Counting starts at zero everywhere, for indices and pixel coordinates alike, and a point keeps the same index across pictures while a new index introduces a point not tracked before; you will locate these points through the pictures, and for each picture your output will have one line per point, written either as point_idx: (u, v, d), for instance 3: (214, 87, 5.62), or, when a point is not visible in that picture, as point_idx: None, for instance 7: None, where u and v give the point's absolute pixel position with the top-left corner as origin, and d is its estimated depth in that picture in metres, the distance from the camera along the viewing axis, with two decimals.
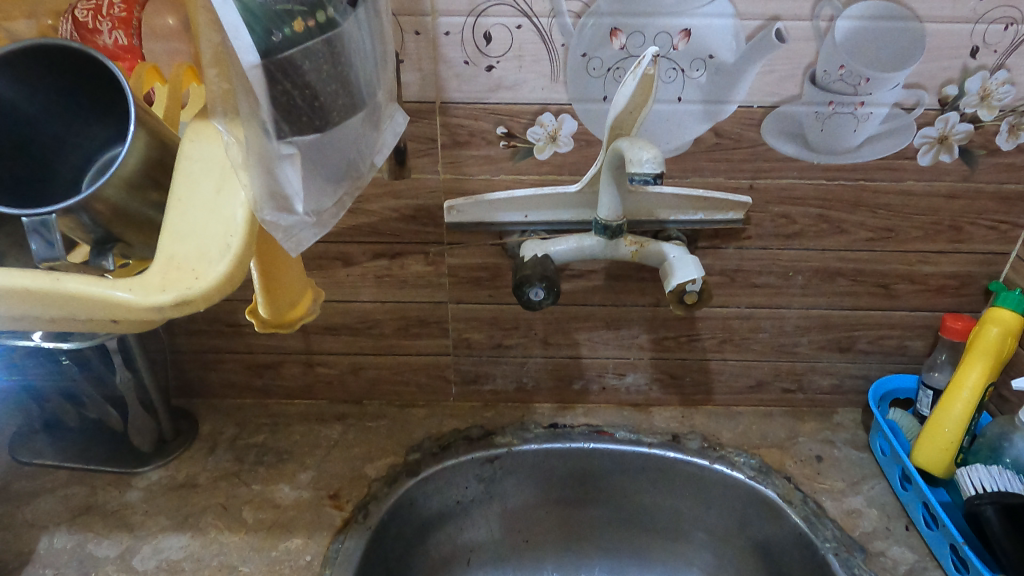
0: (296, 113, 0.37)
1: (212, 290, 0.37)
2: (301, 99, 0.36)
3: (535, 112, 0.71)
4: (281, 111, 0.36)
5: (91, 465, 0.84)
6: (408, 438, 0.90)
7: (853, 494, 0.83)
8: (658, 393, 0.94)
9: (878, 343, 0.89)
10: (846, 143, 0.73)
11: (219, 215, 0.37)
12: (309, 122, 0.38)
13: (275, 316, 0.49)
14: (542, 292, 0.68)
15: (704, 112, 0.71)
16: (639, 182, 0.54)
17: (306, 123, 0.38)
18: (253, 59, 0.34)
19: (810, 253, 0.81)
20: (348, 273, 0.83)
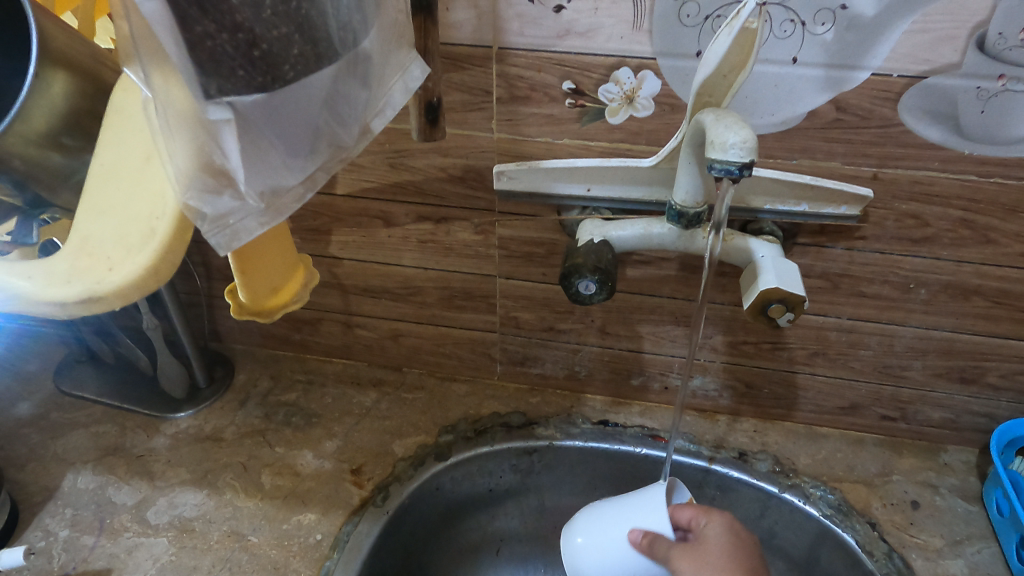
0: (227, 65, 0.33)
1: (128, 283, 0.42)
2: (232, 45, 0.32)
3: (611, 66, 0.58)
4: (203, 58, 0.32)
5: (123, 404, 0.83)
6: (443, 416, 0.83)
7: (952, 557, 0.69)
8: (729, 401, 0.83)
9: (1013, 379, 0.72)
10: (1015, 131, 0.56)
11: (150, 203, 0.43)
12: (247, 78, 0.34)
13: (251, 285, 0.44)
14: (595, 286, 0.57)
15: (826, 79, 0.56)
16: (718, 172, 0.42)
17: (243, 81, 0.34)
18: None
19: (941, 264, 0.65)
20: (389, 235, 0.76)
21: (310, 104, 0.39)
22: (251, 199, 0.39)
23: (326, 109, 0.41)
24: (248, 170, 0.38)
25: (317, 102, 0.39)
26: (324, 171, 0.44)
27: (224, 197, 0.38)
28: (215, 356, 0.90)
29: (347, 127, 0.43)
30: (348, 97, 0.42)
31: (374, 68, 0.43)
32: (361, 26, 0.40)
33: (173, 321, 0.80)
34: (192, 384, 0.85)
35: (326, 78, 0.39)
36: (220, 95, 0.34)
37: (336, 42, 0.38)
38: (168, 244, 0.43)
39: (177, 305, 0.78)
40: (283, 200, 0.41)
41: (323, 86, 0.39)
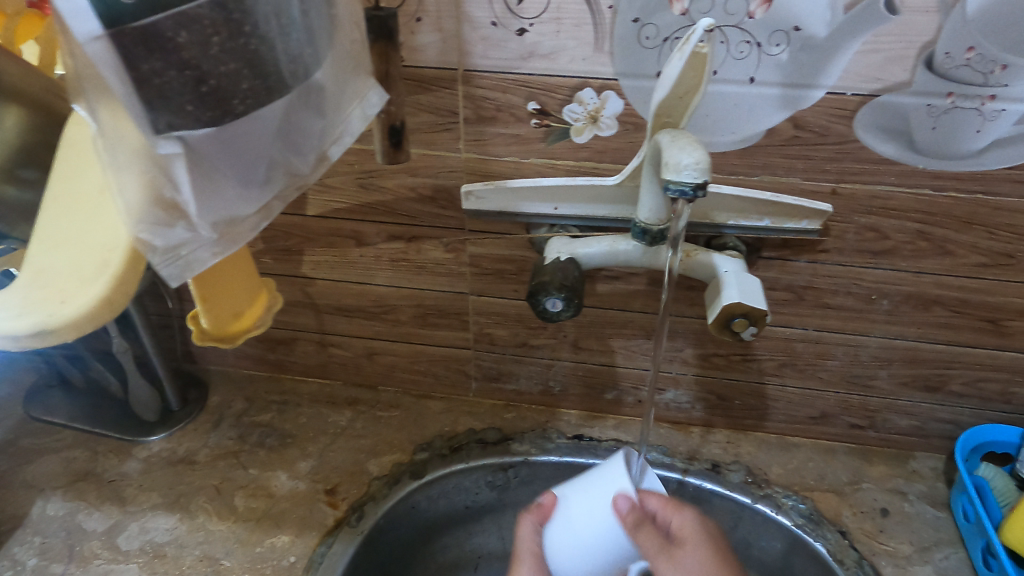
0: (176, 101, 0.34)
1: (86, 311, 0.43)
2: (179, 82, 0.33)
3: (574, 86, 0.59)
4: (151, 95, 0.33)
5: (96, 429, 0.82)
6: (418, 434, 0.83)
7: (921, 563, 0.70)
8: (702, 412, 0.83)
9: (976, 386, 0.74)
10: (966, 147, 0.58)
11: (104, 235, 0.44)
12: (196, 114, 0.35)
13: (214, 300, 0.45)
14: (561, 303, 0.58)
15: (783, 97, 0.57)
16: (674, 193, 0.43)
17: (192, 116, 0.35)
18: (93, 29, 0.31)
19: (902, 275, 0.67)
20: (361, 254, 0.76)
21: (263, 136, 0.40)
22: (203, 229, 0.40)
23: (280, 139, 0.42)
24: (201, 202, 0.39)
25: (271, 135, 0.40)
26: (280, 198, 0.45)
27: (176, 229, 0.40)
28: (188, 379, 0.89)
29: (303, 155, 0.44)
30: (302, 126, 0.43)
31: (330, 97, 0.44)
32: (315, 57, 0.40)
33: (144, 343, 0.80)
34: (165, 407, 0.85)
35: (279, 111, 0.39)
36: (169, 130, 0.35)
37: (287, 75, 0.38)
38: (123, 273, 0.44)
39: (147, 327, 0.78)
40: (237, 228, 0.43)
41: (275, 118, 0.40)
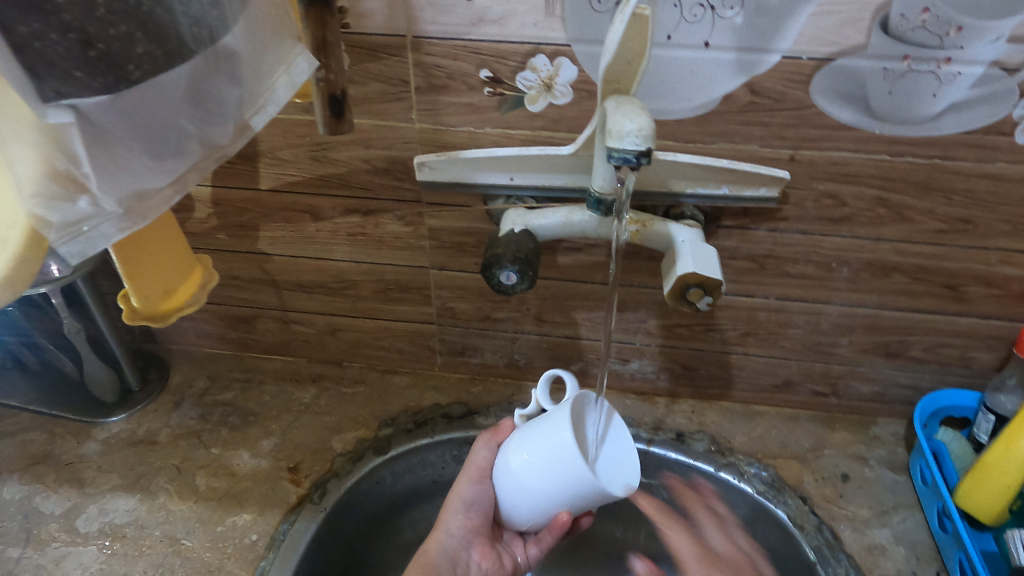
0: (63, 67, 0.34)
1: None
2: (68, 47, 0.34)
3: (526, 53, 0.58)
4: (35, 61, 0.33)
5: (53, 410, 0.81)
6: (383, 409, 0.83)
7: (879, 526, 0.71)
8: (667, 382, 0.84)
9: (936, 352, 0.74)
10: (923, 111, 0.57)
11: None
12: (87, 79, 0.35)
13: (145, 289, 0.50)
14: (516, 275, 0.57)
15: (738, 62, 0.56)
16: (617, 161, 0.43)
17: (82, 82, 0.35)
18: None
19: (860, 242, 0.67)
20: (318, 228, 0.74)
21: (169, 109, 0.41)
22: (108, 205, 0.41)
23: (191, 111, 0.43)
24: (102, 176, 0.40)
25: (175, 102, 0.41)
26: (193, 170, 0.46)
27: (77, 204, 0.40)
28: (148, 359, 0.88)
29: (219, 131, 0.46)
30: (216, 96, 0.44)
31: (244, 68, 0.45)
32: (220, 29, 0.41)
33: (99, 324, 0.78)
34: (124, 387, 0.84)
35: (182, 77, 0.40)
36: (58, 98, 0.35)
37: (189, 40, 0.39)
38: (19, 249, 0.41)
39: (101, 306, 0.76)
40: (147, 203, 0.44)
41: (179, 92, 0.41)
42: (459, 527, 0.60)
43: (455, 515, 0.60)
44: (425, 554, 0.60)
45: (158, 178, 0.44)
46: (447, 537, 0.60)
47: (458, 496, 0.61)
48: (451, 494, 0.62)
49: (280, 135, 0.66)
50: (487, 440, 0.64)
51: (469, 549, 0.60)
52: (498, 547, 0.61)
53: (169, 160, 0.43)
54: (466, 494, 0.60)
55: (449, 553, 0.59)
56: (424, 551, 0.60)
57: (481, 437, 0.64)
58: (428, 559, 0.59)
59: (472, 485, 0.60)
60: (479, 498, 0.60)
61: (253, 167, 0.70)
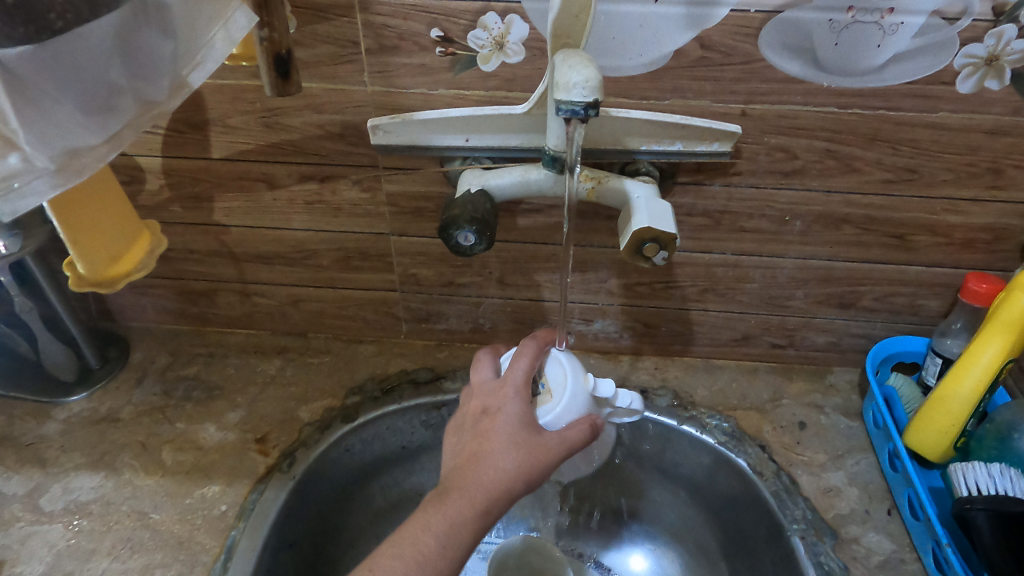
0: None
1: None
2: None
3: (477, 11, 0.57)
4: None
5: (10, 392, 0.79)
6: (350, 378, 0.83)
7: (834, 469, 0.74)
8: (630, 341, 0.85)
9: (886, 301, 0.77)
10: (868, 62, 0.58)
11: None
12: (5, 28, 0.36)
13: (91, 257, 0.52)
14: (473, 236, 0.57)
15: (688, 16, 0.56)
16: (565, 113, 0.43)
17: (2, 32, 0.37)
18: None
19: (812, 195, 0.68)
20: (274, 197, 0.73)
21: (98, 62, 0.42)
22: (39, 160, 0.43)
23: (123, 67, 0.44)
24: (31, 130, 0.41)
25: (100, 57, 0.42)
26: (130, 127, 0.48)
27: (6, 158, 0.42)
28: (107, 337, 0.87)
29: (156, 89, 0.47)
30: (149, 52, 0.45)
31: (182, 26, 0.45)
32: None
33: (52, 302, 0.77)
34: (83, 366, 0.83)
35: (105, 29, 0.41)
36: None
37: None
38: None
39: (53, 284, 0.75)
40: (80, 159, 0.45)
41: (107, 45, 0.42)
42: (521, 491, 0.54)
43: (520, 484, 0.53)
44: (480, 501, 0.51)
45: (91, 135, 0.45)
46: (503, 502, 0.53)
47: (535, 471, 0.53)
48: (531, 458, 0.53)
49: (230, 102, 0.65)
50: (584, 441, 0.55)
51: None
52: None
53: (101, 116, 0.45)
54: (513, 470, 0.52)
55: (498, 512, 0.53)
56: (486, 497, 0.52)
57: (588, 429, 0.56)
58: (484, 512, 0.51)
59: (549, 467, 0.54)
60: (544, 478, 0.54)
61: (203, 136, 0.68)
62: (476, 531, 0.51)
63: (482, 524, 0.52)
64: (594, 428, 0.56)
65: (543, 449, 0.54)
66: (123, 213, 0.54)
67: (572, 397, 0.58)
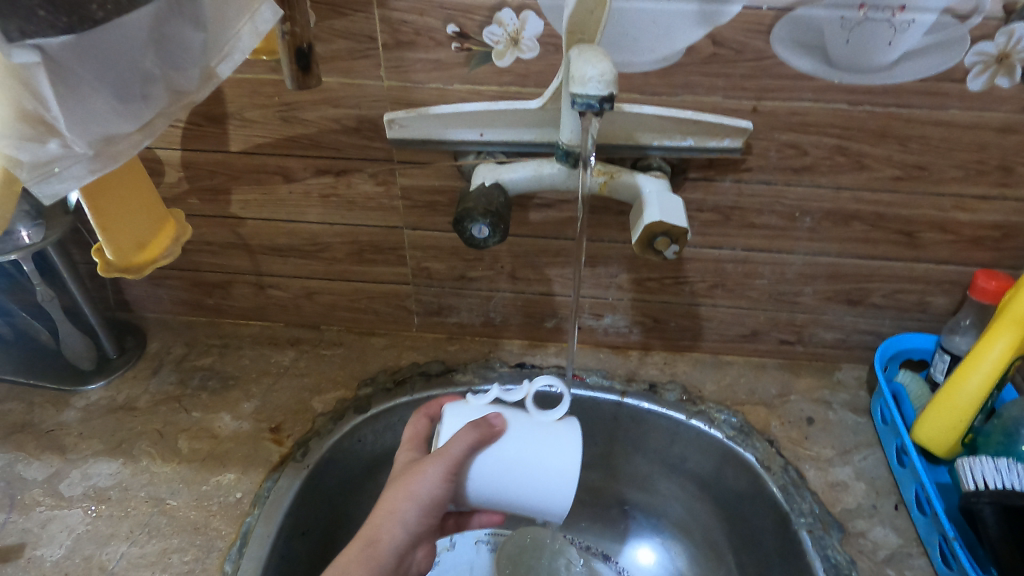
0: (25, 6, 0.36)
1: None
2: None
3: (492, 7, 0.58)
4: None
5: (30, 380, 0.81)
6: (362, 369, 0.84)
7: (841, 464, 0.74)
8: (639, 336, 0.86)
9: (895, 298, 0.77)
10: (879, 60, 0.58)
11: None
12: (50, 19, 0.37)
13: (120, 249, 0.54)
14: (488, 229, 0.57)
15: (700, 14, 0.57)
16: (581, 106, 0.44)
17: (46, 21, 0.37)
18: None
19: (821, 191, 0.69)
20: (290, 190, 0.75)
21: (134, 52, 0.43)
22: (78, 146, 0.44)
23: (156, 54, 0.45)
24: (71, 118, 0.42)
25: (138, 46, 0.43)
26: (163, 115, 0.49)
27: (46, 145, 0.42)
28: (124, 328, 0.88)
29: (186, 77, 0.48)
30: (181, 40, 0.46)
31: (211, 13, 0.46)
32: None
33: (73, 291, 0.78)
34: (101, 355, 0.84)
35: (144, 19, 0.42)
36: (23, 39, 0.37)
37: None
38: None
39: (73, 274, 0.76)
40: (116, 146, 0.46)
41: (143, 35, 0.43)
42: (413, 519, 0.54)
43: (413, 511, 0.54)
44: (375, 548, 0.53)
45: (125, 122, 0.46)
46: (399, 534, 0.54)
47: (418, 489, 0.54)
48: (411, 482, 0.54)
49: (249, 96, 0.66)
50: (471, 443, 0.53)
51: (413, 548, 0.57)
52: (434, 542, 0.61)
53: (135, 104, 0.46)
54: (403, 493, 0.54)
55: (398, 548, 0.54)
56: (371, 540, 0.53)
57: (469, 433, 0.53)
58: (376, 556, 0.53)
59: (437, 478, 0.53)
60: (439, 496, 0.54)
61: (221, 129, 0.69)
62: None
63: (375, 565, 0.53)
64: (481, 428, 0.54)
65: (420, 466, 0.54)
66: (150, 204, 0.55)
67: (459, 414, 0.58)
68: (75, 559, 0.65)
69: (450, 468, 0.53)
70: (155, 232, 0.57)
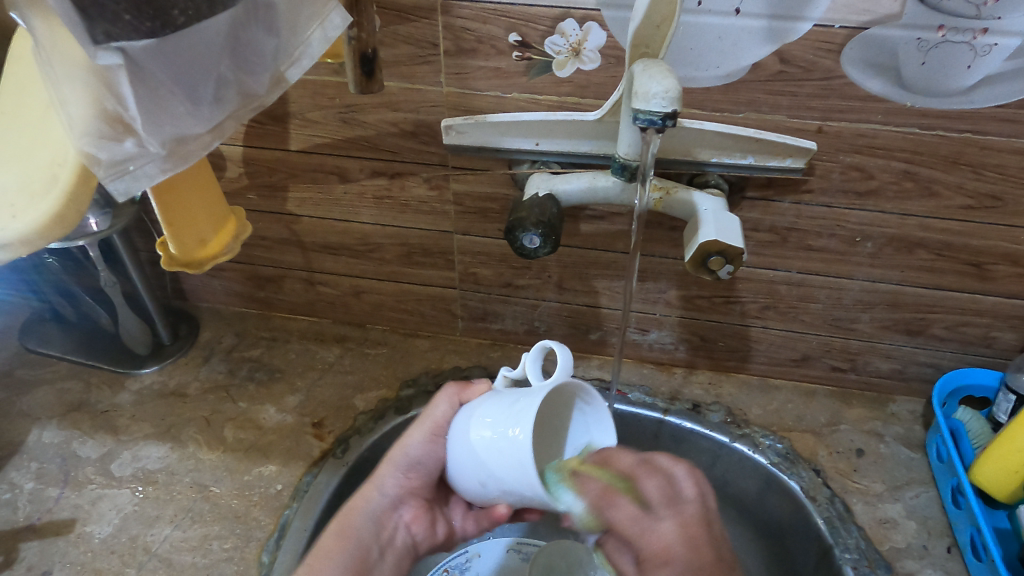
0: (112, 10, 0.38)
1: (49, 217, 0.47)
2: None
3: (556, 17, 0.57)
4: (86, 2, 0.37)
5: (89, 360, 0.84)
6: (404, 370, 0.85)
7: (892, 501, 0.71)
8: (685, 354, 0.84)
9: (958, 331, 0.74)
10: (956, 84, 0.56)
11: (56, 149, 0.47)
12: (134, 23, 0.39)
13: (181, 244, 0.55)
14: (539, 239, 0.57)
15: (768, 30, 0.56)
16: (643, 122, 0.44)
17: (130, 26, 0.39)
18: None
19: (885, 217, 0.66)
20: (345, 191, 0.76)
21: (210, 58, 0.45)
22: (152, 146, 0.45)
23: (230, 59, 0.46)
24: (147, 118, 0.44)
25: (214, 49, 0.44)
26: (231, 118, 0.50)
27: (123, 144, 0.44)
28: (179, 315, 0.91)
29: (256, 83, 0.49)
30: (255, 45, 0.47)
31: (283, 21, 0.48)
32: None
33: (133, 279, 0.81)
34: (156, 341, 0.87)
35: (222, 25, 0.43)
36: (108, 40, 0.39)
37: None
38: (72, 189, 0.47)
39: (135, 261, 0.79)
40: (187, 147, 0.47)
41: (218, 41, 0.44)
42: (392, 484, 0.59)
43: (392, 474, 0.59)
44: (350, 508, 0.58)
45: (197, 124, 0.47)
46: (376, 499, 0.58)
47: (396, 455, 0.59)
48: (393, 449, 0.59)
49: (311, 96, 0.67)
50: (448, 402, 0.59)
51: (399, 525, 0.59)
52: (431, 512, 0.61)
53: (207, 107, 0.47)
54: (400, 454, 0.59)
55: (375, 513, 0.58)
56: (351, 509, 0.58)
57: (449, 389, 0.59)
58: (348, 523, 0.57)
59: (422, 439, 0.58)
60: (421, 459, 0.58)
61: (283, 128, 0.71)
62: (340, 543, 0.55)
63: (347, 524, 0.56)
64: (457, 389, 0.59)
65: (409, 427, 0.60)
66: (213, 201, 0.57)
67: None
68: (121, 538, 0.67)
69: (431, 425, 0.58)
70: (217, 228, 0.58)
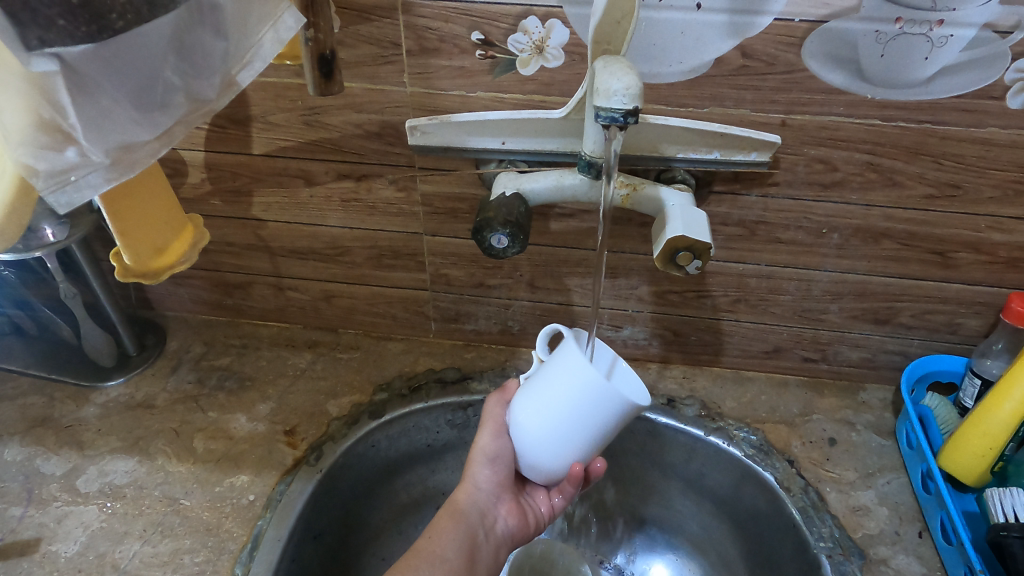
0: (45, 14, 0.36)
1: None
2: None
3: (518, 15, 0.57)
4: (16, 7, 0.35)
5: (52, 374, 0.82)
6: (378, 374, 0.83)
7: (864, 488, 0.72)
8: (659, 349, 0.85)
9: (924, 319, 0.75)
10: (914, 75, 0.57)
11: None
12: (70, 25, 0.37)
13: (135, 257, 0.54)
14: (507, 239, 0.56)
15: (729, 25, 0.56)
16: (605, 119, 0.44)
17: (65, 31, 0.38)
18: None
19: (850, 208, 0.67)
20: (311, 194, 0.75)
21: (153, 61, 0.44)
22: (95, 155, 0.44)
23: (176, 63, 0.45)
24: (88, 127, 0.43)
25: (158, 52, 0.43)
26: (181, 123, 0.49)
27: (64, 154, 0.43)
28: (145, 325, 0.89)
29: (205, 89, 0.49)
30: (202, 47, 0.46)
31: (232, 23, 0.47)
32: None
33: (95, 290, 0.79)
34: (122, 352, 0.85)
35: (163, 28, 0.42)
36: (42, 45, 0.38)
37: None
38: (14, 205, 0.45)
39: (96, 272, 0.77)
40: (133, 155, 0.46)
41: (162, 44, 0.43)
42: (484, 476, 0.62)
43: (480, 469, 0.62)
44: (454, 503, 0.62)
45: (142, 130, 0.46)
46: (476, 491, 0.62)
47: (478, 451, 0.62)
48: (473, 448, 0.63)
49: (272, 99, 0.66)
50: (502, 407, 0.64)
51: (496, 504, 0.63)
52: (520, 500, 0.65)
53: (155, 113, 0.46)
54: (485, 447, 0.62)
55: (478, 503, 0.62)
56: (454, 499, 0.62)
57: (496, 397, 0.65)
58: (460, 511, 0.61)
59: (495, 436, 0.61)
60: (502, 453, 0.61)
61: (245, 132, 0.70)
62: (456, 528, 0.59)
63: (458, 517, 0.60)
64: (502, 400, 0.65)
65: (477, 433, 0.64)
66: (169, 207, 0.55)
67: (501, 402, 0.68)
68: (88, 556, 0.65)
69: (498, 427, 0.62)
70: (173, 238, 0.57)
